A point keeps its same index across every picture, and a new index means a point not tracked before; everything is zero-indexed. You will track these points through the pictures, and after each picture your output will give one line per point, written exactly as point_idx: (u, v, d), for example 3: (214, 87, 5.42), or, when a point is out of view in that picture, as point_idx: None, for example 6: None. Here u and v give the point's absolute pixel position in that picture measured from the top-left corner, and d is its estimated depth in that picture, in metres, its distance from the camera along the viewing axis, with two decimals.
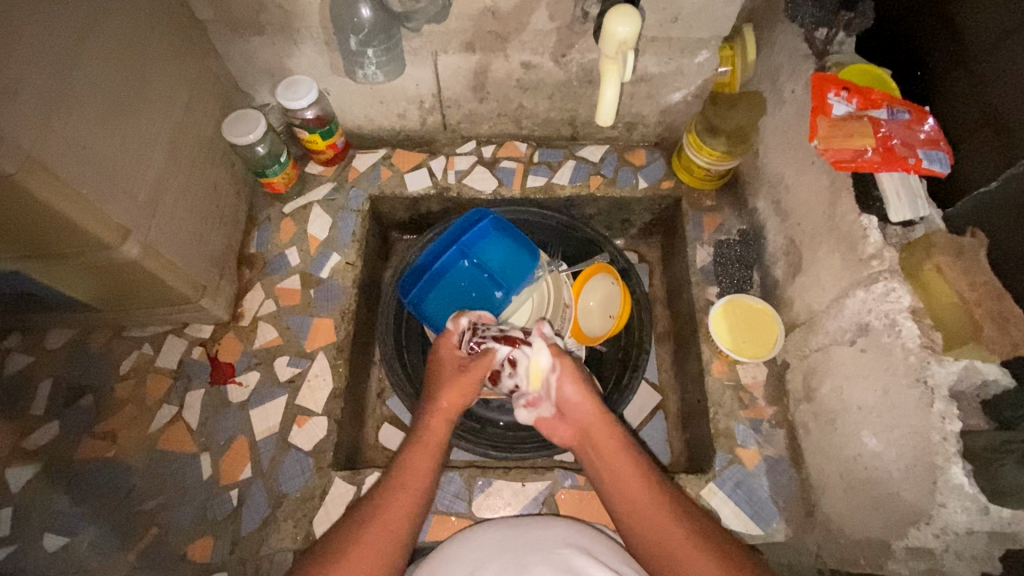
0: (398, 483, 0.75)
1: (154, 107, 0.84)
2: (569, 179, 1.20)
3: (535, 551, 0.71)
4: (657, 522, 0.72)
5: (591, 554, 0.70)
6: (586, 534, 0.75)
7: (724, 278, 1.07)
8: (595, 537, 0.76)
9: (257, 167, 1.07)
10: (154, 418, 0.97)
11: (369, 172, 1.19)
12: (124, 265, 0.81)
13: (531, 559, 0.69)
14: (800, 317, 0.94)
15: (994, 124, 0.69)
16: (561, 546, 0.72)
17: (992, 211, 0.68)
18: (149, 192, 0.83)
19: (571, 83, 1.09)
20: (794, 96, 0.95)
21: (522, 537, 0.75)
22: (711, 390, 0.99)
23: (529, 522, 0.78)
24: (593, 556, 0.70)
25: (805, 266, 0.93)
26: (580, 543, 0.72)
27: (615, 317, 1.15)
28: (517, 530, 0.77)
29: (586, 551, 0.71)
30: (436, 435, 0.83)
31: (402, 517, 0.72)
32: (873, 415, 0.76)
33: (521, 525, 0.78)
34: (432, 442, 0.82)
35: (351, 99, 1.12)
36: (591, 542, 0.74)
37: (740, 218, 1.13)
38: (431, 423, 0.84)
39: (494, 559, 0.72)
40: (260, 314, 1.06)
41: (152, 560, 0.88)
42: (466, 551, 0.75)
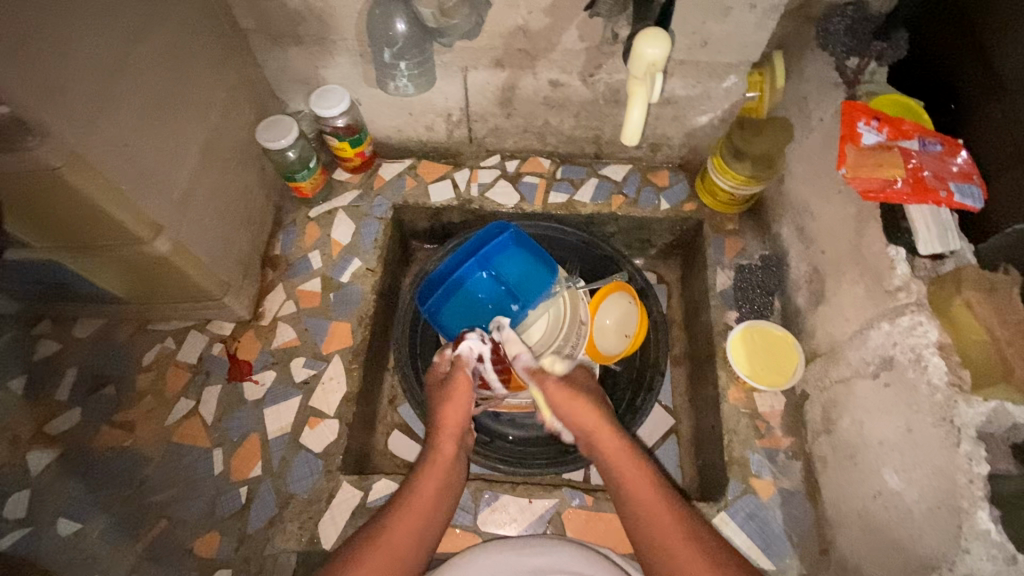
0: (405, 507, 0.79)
1: (193, 110, 0.87)
2: (591, 197, 1.20)
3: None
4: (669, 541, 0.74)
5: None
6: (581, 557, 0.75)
7: (744, 303, 1.05)
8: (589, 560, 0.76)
9: (287, 171, 1.10)
10: (172, 411, 0.99)
11: (393, 182, 1.22)
12: (155, 261, 0.84)
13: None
14: (821, 347, 0.92)
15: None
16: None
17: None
18: (183, 192, 0.85)
19: (597, 103, 1.10)
20: (822, 124, 0.94)
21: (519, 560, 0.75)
22: (726, 416, 0.97)
23: (526, 545, 0.78)
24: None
25: (828, 295, 0.91)
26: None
27: (631, 337, 1.13)
28: (514, 554, 0.77)
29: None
30: (446, 454, 0.87)
31: (408, 538, 0.76)
32: (895, 452, 0.74)
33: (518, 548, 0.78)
34: (440, 468, 0.85)
35: (381, 110, 1.15)
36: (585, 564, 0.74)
37: (763, 243, 1.11)
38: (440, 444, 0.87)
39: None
40: (280, 315, 1.08)
41: (159, 552, 0.89)
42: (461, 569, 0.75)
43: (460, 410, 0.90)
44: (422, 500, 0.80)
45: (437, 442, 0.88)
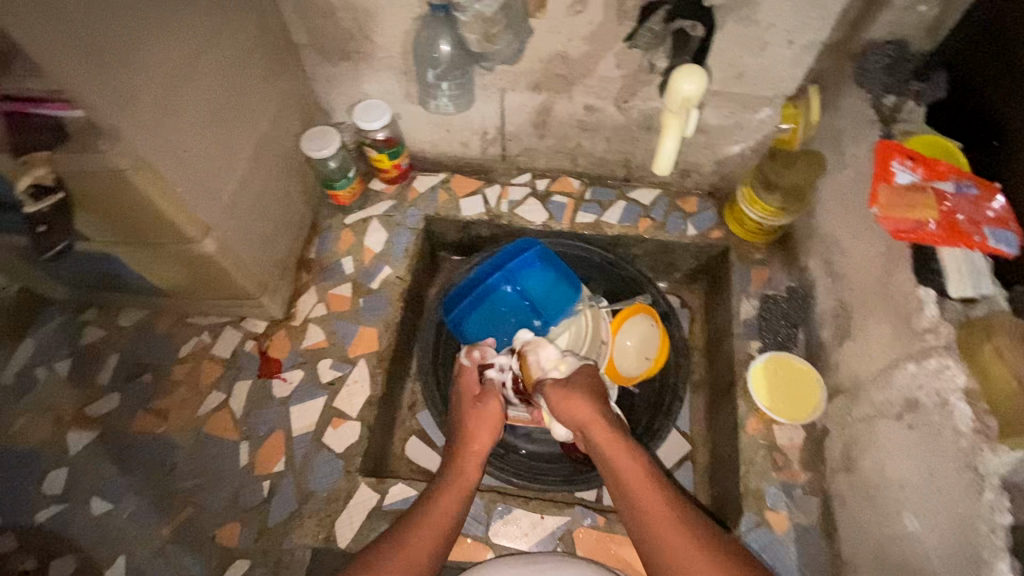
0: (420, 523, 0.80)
1: (246, 119, 0.92)
2: (618, 219, 1.22)
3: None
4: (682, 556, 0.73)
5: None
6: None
7: (768, 334, 1.05)
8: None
9: (327, 180, 1.15)
10: (203, 403, 1.03)
11: (426, 194, 1.26)
12: (201, 259, 0.89)
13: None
14: (844, 383, 0.92)
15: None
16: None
17: None
18: (232, 194, 0.90)
19: (631, 128, 1.12)
20: (855, 160, 0.95)
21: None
22: (743, 446, 0.96)
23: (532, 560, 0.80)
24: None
25: (854, 332, 0.91)
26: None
27: (651, 359, 1.13)
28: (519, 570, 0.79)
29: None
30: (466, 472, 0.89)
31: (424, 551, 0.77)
32: (916, 496, 0.73)
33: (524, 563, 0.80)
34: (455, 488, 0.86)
35: (420, 125, 1.19)
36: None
37: (790, 275, 1.11)
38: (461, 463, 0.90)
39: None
40: (311, 317, 1.12)
41: (183, 538, 0.92)
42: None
43: (483, 436, 0.92)
44: (440, 513, 0.82)
45: (456, 461, 0.90)
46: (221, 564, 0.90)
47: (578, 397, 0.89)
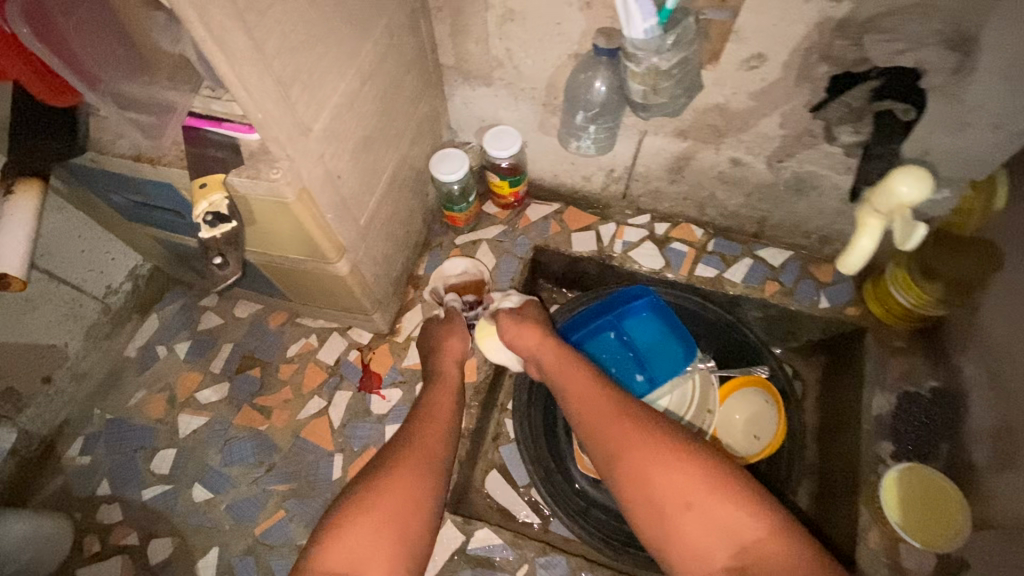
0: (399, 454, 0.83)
1: (391, 141, 0.92)
2: (742, 277, 1.14)
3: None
4: (637, 452, 0.74)
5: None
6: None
7: (903, 438, 0.95)
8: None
9: (448, 201, 1.15)
10: (304, 407, 1.05)
11: (539, 223, 1.22)
12: (331, 277, 0.89)
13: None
14: (999, 518, 0.81)
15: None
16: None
17: None
18: (369, 218, 0.90)
19: (776, 188, 1.03)
20: None
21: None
22: (862, 559, 0.87)
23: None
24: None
25: (1020, 463, 0.79)
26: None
27: (762, 442, 1.05)
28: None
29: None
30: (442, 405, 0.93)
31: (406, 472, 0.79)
32: None
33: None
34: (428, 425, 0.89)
35: (545, 155, 1.16)
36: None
37: (935, 372, 0.99)
38: (438, 394, 0.95)
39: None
40: (414, 335, 1.11)
41: (274, 541, 0.95)
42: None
43: (447, 383, 0.97)
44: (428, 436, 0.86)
45: (426, 398, 0.94)
46: None
47: (525, 328, 0.99)
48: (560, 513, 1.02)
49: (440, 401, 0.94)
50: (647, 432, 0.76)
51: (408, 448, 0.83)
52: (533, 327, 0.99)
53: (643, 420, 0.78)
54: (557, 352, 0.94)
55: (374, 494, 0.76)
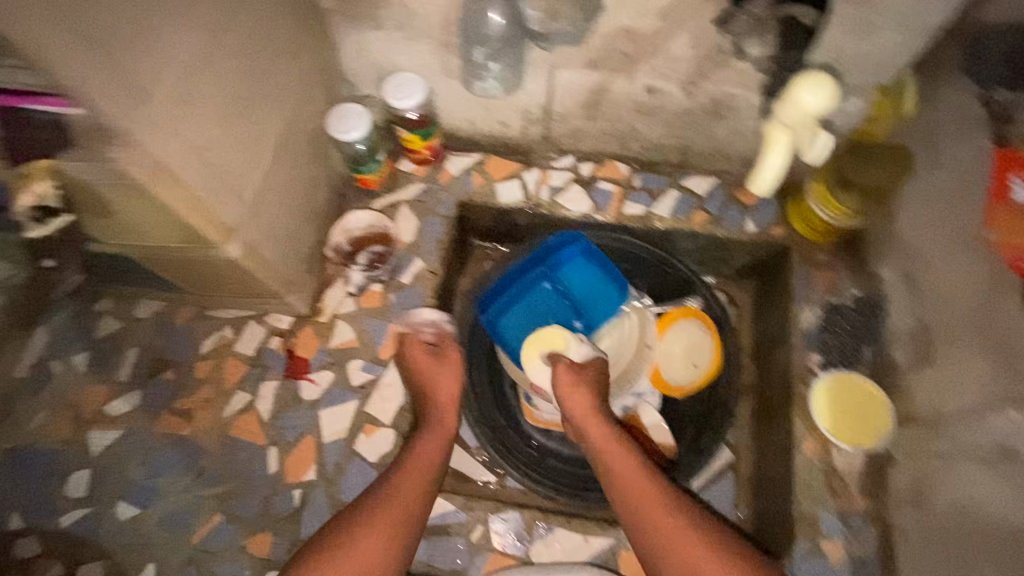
0: (389, 504, 0.81)
1: (270, 102, 0.82)
2: (670, 210, 1.12)
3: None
4: (660, 538, 0.79)
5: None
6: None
7: (831, 349, 0.97)
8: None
9: (355, 163, 1.06)
10: (228, 404, 0.98)
11: (460, 177, 1.15)
12: (224, 262, 0.81)
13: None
14: (918, 412, 0.85)
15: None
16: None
17: None
18: (257, 192, 0.81)
19: (695, 114, 1.00)
20: (956, 165, 0.84)
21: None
22: (799, 468, 0.91)
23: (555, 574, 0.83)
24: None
25: (935, 359, 0.83)
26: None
27: (701, 368, 1.07)
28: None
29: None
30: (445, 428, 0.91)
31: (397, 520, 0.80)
32: (1003, 552, 0.68)
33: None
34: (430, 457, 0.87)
35: (455, 101, 1.07)
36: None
37: (858, 282, 1.02)
38: (438, 428, 0.91)
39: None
40: (338, 313, 1.04)
41: (214, 547, 0.90)
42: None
43: (440, 420, 0.91)
44: (412, 481, 0.84)
45: (422, 436, 0.89)
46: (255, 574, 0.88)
47: (575, 396, 0.93)
48: (509, 466, 1.02)
49: (436, 438, 0.89)
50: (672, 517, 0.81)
51: (401, 486, 0.83)
52: (586, 389, 0.93)
53: (678, 501, 0.83)
54: (597, 409, 0.92)
55: (366, 544, 0.77)
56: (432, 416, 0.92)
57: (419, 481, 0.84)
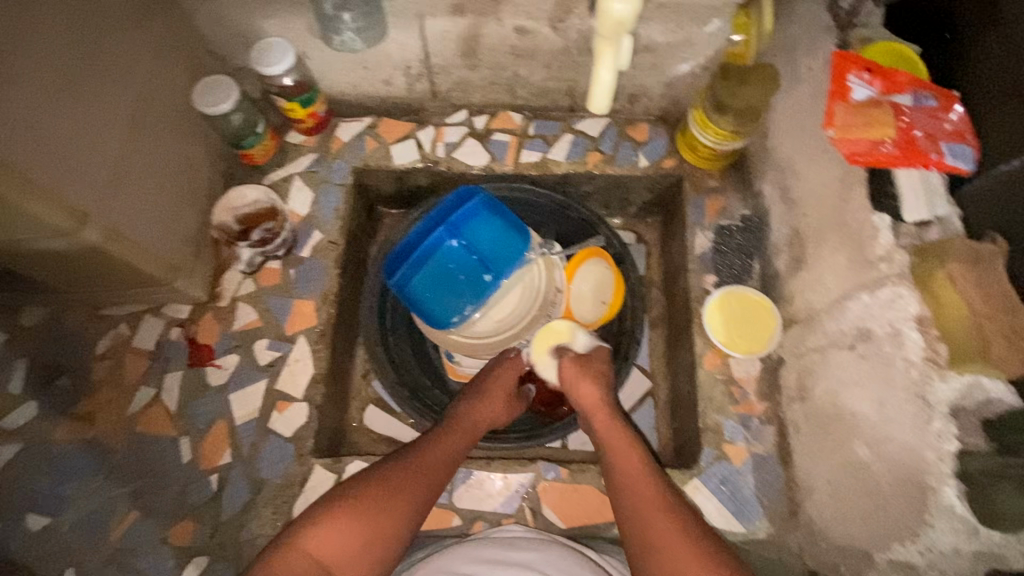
0: (386, 492, 0.75)
1: (110, 77, 0.79)
2: (565, 154, 1.13)
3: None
4: (652, 528, 0.72)
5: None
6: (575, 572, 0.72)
7: (723, 268, 1.01)
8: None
9: (234, 137, 1.02)
10: (132, 401, 0.95)
11: (353, 143, 1.13)
12: (89, 251, 0.78)
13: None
14: (799, 314, 0.90)
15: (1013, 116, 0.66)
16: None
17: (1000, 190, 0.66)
18: (112, 172, 0.79)
19: (569, 52, 1.02)
20: (810, 74, 0.88)
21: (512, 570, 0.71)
22: (702, 383, 0.95)
23: (516, 547, 0.75)
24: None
25: (808, 261, 0.88)
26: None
27: (607, 304, 1.10)
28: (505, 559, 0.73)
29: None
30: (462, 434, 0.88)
31: (388, 513, 0.73)
32: (867, 425, 0.73)
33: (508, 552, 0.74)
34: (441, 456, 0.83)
35: (332, 64, 1.05)
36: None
37: (744, 202, 1.06)
38: (454, 432, 0.87)
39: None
40: (238, 295, 1.02)
41: (132, 543, 0.88)
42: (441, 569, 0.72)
43: (465, 429, 0.89)
44: (417, 479, 0.78)
45: (438, 437, 0.85)
46: (179, 562, 0.87)
47: (585, 389, 0.90)
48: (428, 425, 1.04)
49: (450, 443, 0.85)
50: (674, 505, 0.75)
51: (406, 478, 0.77)
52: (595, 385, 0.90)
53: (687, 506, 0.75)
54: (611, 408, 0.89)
55: (344, 529, 0.70)
56: (463, 421, 0.90)
57: (424, 480, 0.79)
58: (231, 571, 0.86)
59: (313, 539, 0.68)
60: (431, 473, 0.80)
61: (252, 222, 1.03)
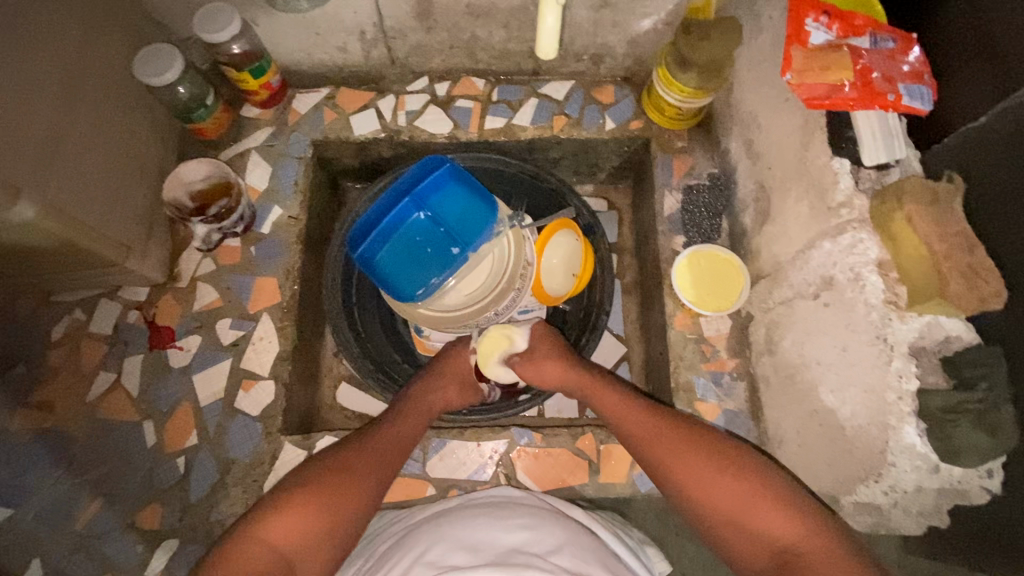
0: (343, 471, 0.71)
1: (36, 43, 0.75)
2: (530, 119, 1.10)
3: (504, 557, 0.61)
4: (661, 454, 0.72)
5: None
6: (571, 545, 0.65)
7: (691, 228, 1.01)
8: (578, 562, 0.63)
9: (183, 111, 0.98)
10: (91, 387, 0.92)
11: (310, 115, 1.09)
12: (24, 228, 0.74)
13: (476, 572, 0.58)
14: (766, 268, 0.90)
15: (967, 50, 0.65)
16: (533, 554, 0.62)
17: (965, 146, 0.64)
18: (44, 145, 0.75)
19: (527, 9, 0.99)
20: (770, 23, 0.87)
21: (501, 539, 0.64)
22: (672, 343, 0.95)
23: (510, 517, 0.69)
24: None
25: (773, 214, 0.87)
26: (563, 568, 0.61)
27: (577, 275, 1.08)
28: (494, 528, 0.66)
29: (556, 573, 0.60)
30: (421, 409, 0.86)
31: (353, 485, 0.71)
32: (831, 371, 0.73)
33: (500, 523, 0.67)
34: (402, 431, 0.81)
35: (282, 30, 1.01)
36: (568, 553, 0.64)
37: (712, 160, 1.05)
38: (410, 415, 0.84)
39: (450, 559, 0.62)
40: (197, 275, 0.99)
41: (99, 530, 0.86)
42: (428, 539, 0.67)
43: (420, 412, 0.85)
44: (372, 459, 0.75)
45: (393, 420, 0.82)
46: (148, 547, 0.85)
47: (545, 361, 0.88)
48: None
49: (406, 425, 0.82)
50: (676, 428, 0.74)
51: (365, 458, 0.74)
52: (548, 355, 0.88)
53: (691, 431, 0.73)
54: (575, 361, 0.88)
55: (313, 504, 0.67)
56: (419, 404, 0.86)
57: (387, 452, 0.77)
58: (202, 552, 0.85)
59: (270, 523, 0.65)
60: (393, 447, 0.78)
61: (206, 199, 0.99)
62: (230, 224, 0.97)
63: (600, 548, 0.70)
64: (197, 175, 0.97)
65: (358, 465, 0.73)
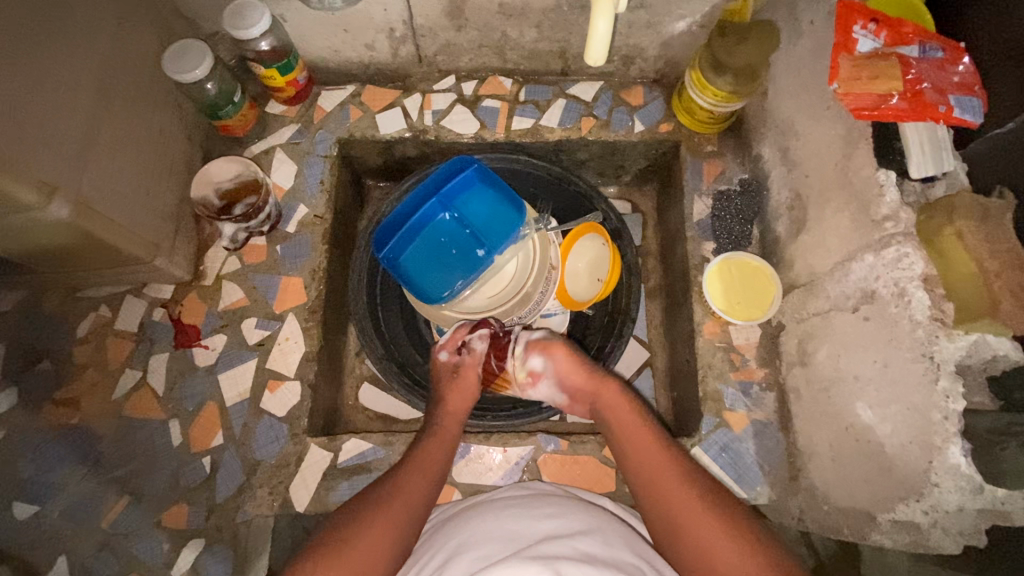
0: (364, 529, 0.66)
1: (72, 39, 0.74)
2: (558, 120, 1.08)
3: (534, 545, 0.59)
4: (672, 502, 0.69)
5: (594, 563, 0.57)
6: (601, 530, 0.63)
7: (722, 234, 0.99)
8: (609, 546, 0.61)
9: (210, 108, 0.97)
10: (118, 384, 0.92)
11: (336, 112, 1.08)
12: (58, 227, 0.74)
13: (507, 559, 0.56)
14: (800, 278, 0.88)
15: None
16: (564, 539, 0.60)
17: (1014, 149, 0.64)
18: (77, 143, 0.74)
19: (561, 10, 0.97)
20: (812, 28, 0.85)
21: (531, 528, 0.63)
22: (701, 351, 0.94)
23: (537, 507, 0.67)
24: (600, 568, 0.56)
25: (809, 224, 0.86)
26: (594, 551, 0.59)
27: (604, 281, 1.06)
28: (524, 516, 0.65)
29: (588, 558, 0.58)
30: (450, 433, 0.84)
31: (405, 505, 0.70)
32: (870, 387, 0.72)
33: (531, 511, 0.66)
34: (436, 455, 0.79)
35: (310, 26, 0.99)
36: (599, 538, 0.62)
37: (743, 166, 1.03)
38: (417, 463, 0.77)
39: (482, 549, 0.60)
40: (223, 273, 0.99)
41: (125, 528, 0.86)
42: (460, 532, 0.65)
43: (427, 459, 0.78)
44: (389, 516, 0.68)
45: (400, 473, 0.75)
46: (175, 545, 0.86)
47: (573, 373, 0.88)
48: (418, 403, 1.01)
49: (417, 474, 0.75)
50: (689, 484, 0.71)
51: (383, 513, 0.68)
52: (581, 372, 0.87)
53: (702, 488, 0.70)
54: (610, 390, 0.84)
55: (372, 529, 0.66)
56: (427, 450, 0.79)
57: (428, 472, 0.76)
58: (229, 552, 0.85)
59: None
60: (434, 471, 0.77)
61: (232, 198, 0.98)
62: (257, 224, 0.97)
63: (634, 535, 0.68)
64: (226, 175, 0.97)
65: (408, 489, 0.72)
